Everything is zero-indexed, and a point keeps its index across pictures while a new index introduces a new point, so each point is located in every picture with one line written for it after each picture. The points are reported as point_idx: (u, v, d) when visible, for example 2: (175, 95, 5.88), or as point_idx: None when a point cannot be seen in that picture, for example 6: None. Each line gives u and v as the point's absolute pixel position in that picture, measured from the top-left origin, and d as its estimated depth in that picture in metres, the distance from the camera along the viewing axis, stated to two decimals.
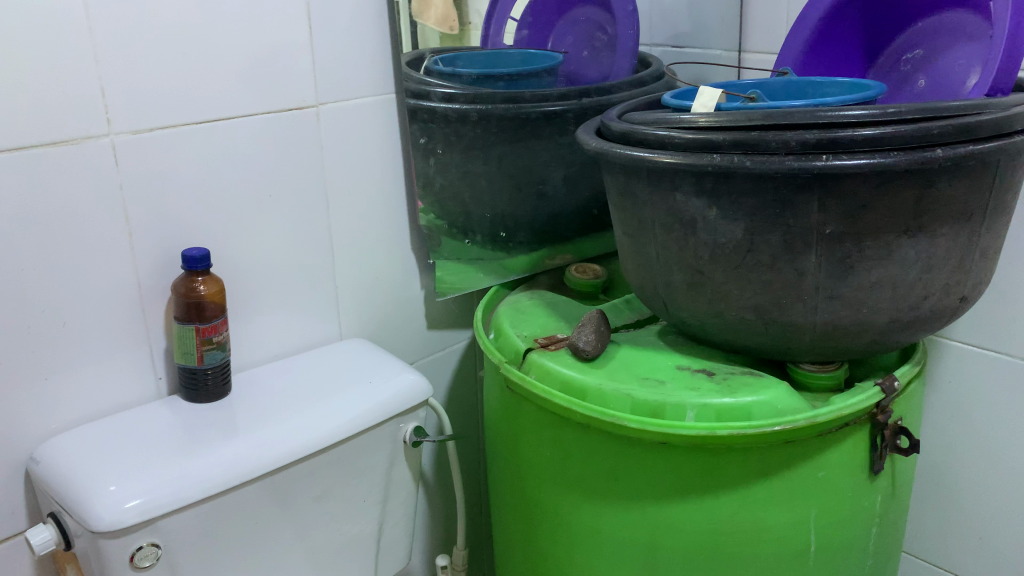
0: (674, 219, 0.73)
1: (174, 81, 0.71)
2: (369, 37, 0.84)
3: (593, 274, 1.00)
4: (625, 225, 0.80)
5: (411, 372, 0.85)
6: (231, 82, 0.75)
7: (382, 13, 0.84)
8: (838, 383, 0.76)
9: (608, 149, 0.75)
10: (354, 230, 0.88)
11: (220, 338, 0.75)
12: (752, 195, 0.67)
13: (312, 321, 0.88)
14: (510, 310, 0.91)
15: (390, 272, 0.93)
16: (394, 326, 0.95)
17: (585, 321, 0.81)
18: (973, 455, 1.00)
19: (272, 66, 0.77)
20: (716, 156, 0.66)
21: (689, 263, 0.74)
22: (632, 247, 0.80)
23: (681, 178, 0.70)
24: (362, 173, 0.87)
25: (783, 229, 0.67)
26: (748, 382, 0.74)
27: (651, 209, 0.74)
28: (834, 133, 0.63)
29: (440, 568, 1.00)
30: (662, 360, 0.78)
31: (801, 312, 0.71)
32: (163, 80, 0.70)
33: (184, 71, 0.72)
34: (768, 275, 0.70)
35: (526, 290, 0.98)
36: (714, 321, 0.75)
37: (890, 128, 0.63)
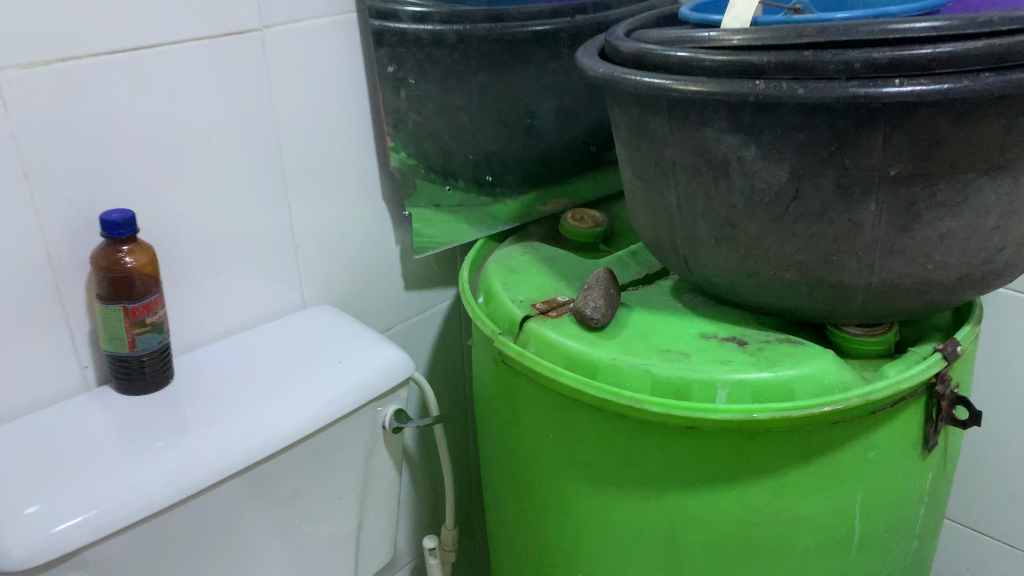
0: (701, 160, 0.60)
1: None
2: None
3: (592, 222, 0.87)
4: (637, 166, 0.67)
5: (389, 346, 0.73)
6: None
7: None
8: (888, 348, 0.66)
9: (620, 76, 0.61)
10: (314, 179, 0.75)
11: (154, 319, 0.62)
12: (801, 130, 0.54)
13: (270, 288, 0.75)
14: (501, 268, 0.79)
15: (359, 227, 0.80)
16: (367, 289, 0.83)
17: (592, 281, 0.69)
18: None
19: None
20: (760, 82, 0.53)
21: (719, 212, 0.62)
22: (646, 192, 0.68)
23: (712, 110, 0.57)
24: (320, 111, 0.73)
25: (839, 171, 0.55)
26: (788, 353, 0.62)
27: (673, 147, 0.62)
28: (910, 51, 0.50)
29: (429, 552, 0.90)
30: (684, 327, 0.67)
31: (854, 270, 0.59)
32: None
33: None
34: (816, 227, 0.58)
35: (517, 243, 0.85)
36: (746, 280, 0.64)
37: (982, 44, 0.49)
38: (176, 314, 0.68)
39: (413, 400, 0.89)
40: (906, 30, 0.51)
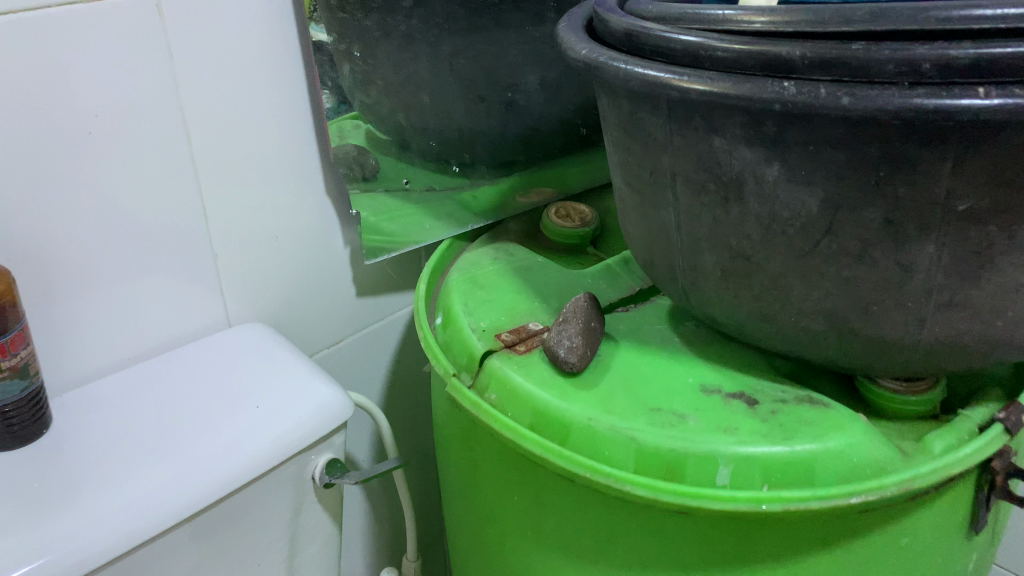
0: (708, 175, 0.47)
1: None
2: None
3: (579, 220, 0.74)
4: (628, 173, 0.54)
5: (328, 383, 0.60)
6: None
7: None
8: (933, 408, 0.53)
9: (608, 62, 0.47)
10: (238, 174, 0.62)
11: (14, 362, 0.50)
12: (842, 149, 0.41)
13: (186, 305, 0.62)
14: (466, 281, 0.66)
15: (296, 228, 0.67)
16: (309, 299, 0.70)
17: (568, 314, 0.56)
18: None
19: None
20: (789, 83, 0.39)
21: (728, 241, 0.48)
22: (639, 205, 0.54)
23: (724, 115, 0.43)
24: (242, 92, 0.59)
25: (889, 204, 0.41)
26: (808, 419, 0.50)
27: (673, 156, 0.48)
28: (1002, 48, 0.36)
29: None
30: (679, 376, 0.54)
31: (900, 323, 0.46)
32: None
33: None
34: (854, 269, 0.45)
35: (489, 245, 0.72)
36: (760, 323, 0.51)
37: None
38: (59, 342, 0.56)
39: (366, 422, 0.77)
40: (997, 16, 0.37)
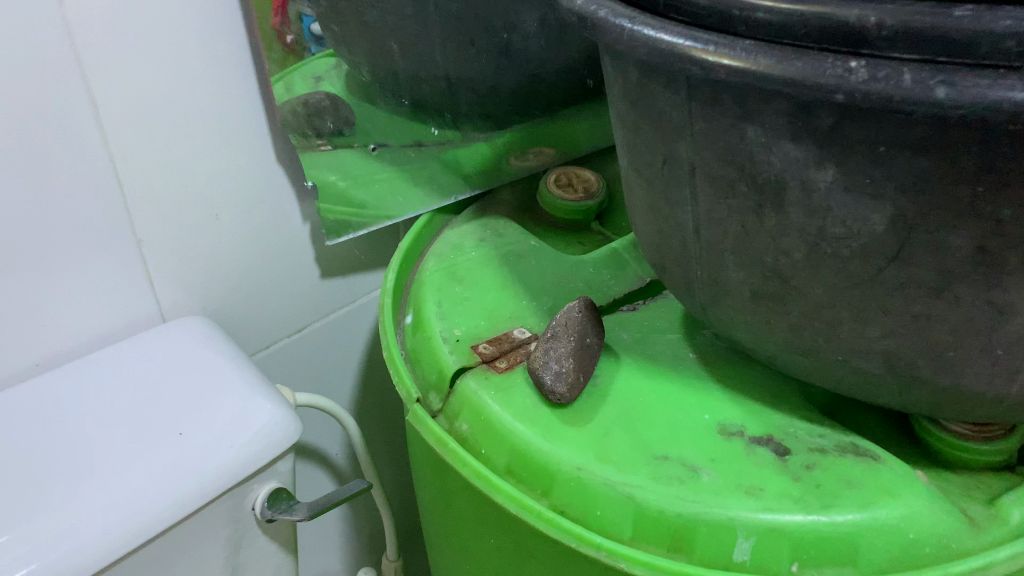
0: (738, 174, 0.36)
1: None
2: None
3: (581, 191, 0.63)
4: (635, 157, 0.42)
5: (273, 400, 0.51)
6: None
7: None
8: (1006, 459, 0.42)
9: (609, 19, 0.35)
10: (165, 144, 0.51)
11: None
12: (927, 153, 0.29)
13: (108, 299, 0.52)
14: (442, 272, 0.55)
15: (240, 204, 0.57)
16: (262, 283, 0.60)
17: (558, 328, 0.46)
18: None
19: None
20: (858, 63, 0.28)
21: (761, 257, 0.37)
22: (648, 198, 0.43)
23: (761, 99, 0.32)
24: (164, 47, 0.48)
25: (986, 229, 0.30)
26: (852, 478, 0.39)
27: (693, 146, 0.37)
28: None
29: None
30: (692, 410, 0.44)
31: (981, 373, 0.35)
32: None
33: None
34: (927, 305, 0.34)
35: (475, 222, 0.62)
36: (796, 356, 0.40)
37: None
38: None
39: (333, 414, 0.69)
40: None
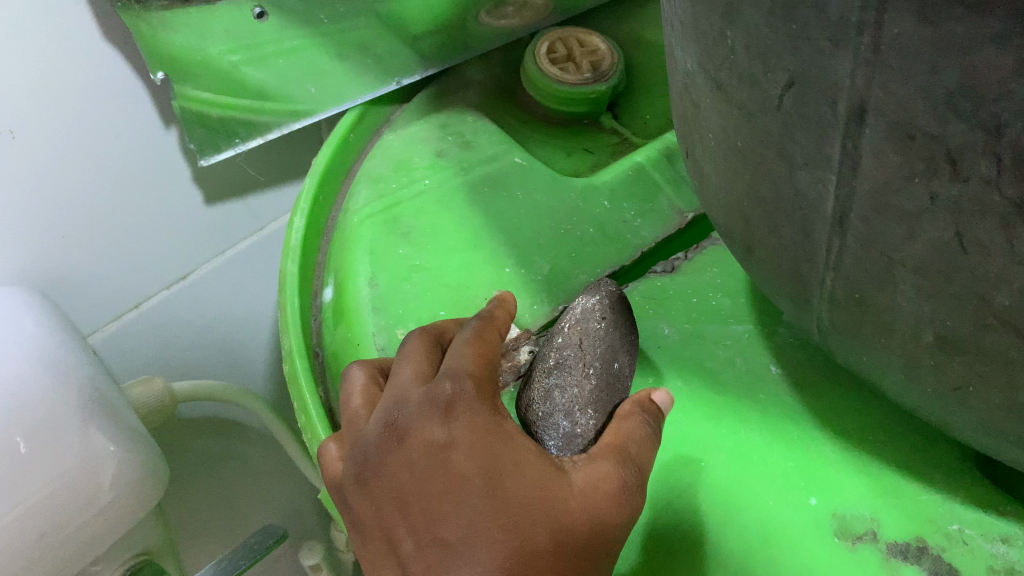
0: (984, 138, 0.16)
1: None
2: None
3: (585, 69, 0.43)
4: (716, 61, 0.22)
5: (111, 441, 0.35)
6: None
7: None
8: None
9: None
10: None
11: None
12: None
13: None
14: (379, 216, 0.36)
15: (56, 116, 0.37)
16: (116, 225, 0.43)
17: (569, 351, 0.28)
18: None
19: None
20: None
21: (983, 293, 0.19)
22: (735, 140, 0.23)
23: None
24: None
25: None
26: None
27: (872, 63, 0.17)
28: None
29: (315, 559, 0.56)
30: (789, 488, 0.27)
31: None
32: None
33: None
34: None
35: (430, 119, 0.41)
36: (998, 440, 0.23)
37: None
38: None
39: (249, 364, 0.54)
40: None
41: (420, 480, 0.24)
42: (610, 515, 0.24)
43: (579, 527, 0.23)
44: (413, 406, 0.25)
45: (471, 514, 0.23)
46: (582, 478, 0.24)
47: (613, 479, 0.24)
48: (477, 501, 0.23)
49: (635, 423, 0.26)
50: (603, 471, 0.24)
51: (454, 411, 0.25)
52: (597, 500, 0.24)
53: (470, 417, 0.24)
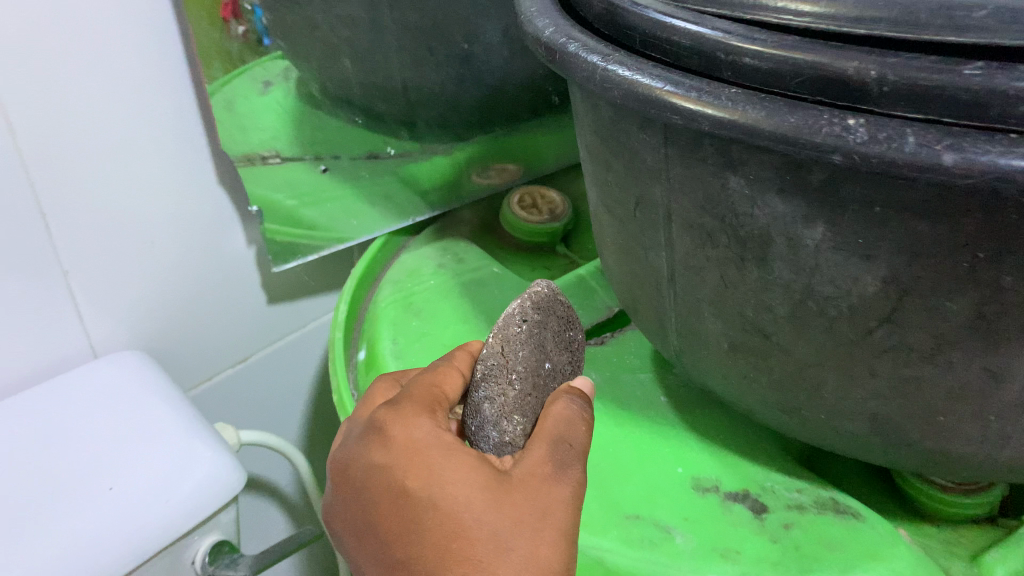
0: (719, 224, 0.33)
1: None
2: None
3: (546, 212, 0.60)
4: (604, 194, 0.40)
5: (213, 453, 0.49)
6: None
7: None
8: (989, 511, 0.40)
9: (581, 54, 0.32)
10: (91, 171, 0.48)
11: None
12: (924, 217, 0.27)
13: (42, 336, 0.49)
14: (396, 303, 0.52)
15: (182, 231, 0.54)
16: (202, 316, 0.58)
17: (496, 362, 0.39)
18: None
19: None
20: (857, 121, 0.25)
21: (741, 310, 0.35)
22: (619, 238, 0.40)
23: (747, 150, 0.29)
24: (84, 56, 0.45)
25: (985, 297, 0.28)
26: (832, 541, 0.37)
27: (669, 189, 0.34)
28: None
29: None
30: (666, 461, 0.42)
31: (973, 438, 0.33)
32: None
33: None
34: (919, 369, 0.31)
35: (435, 244, 0.58)
36: (777, 413, 0.38)
37: None
38: None
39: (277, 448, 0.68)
40: None
41: (401, 501, 0.34)
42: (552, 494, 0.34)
43: (531, 504, 0.33)
44: (384, 446, 0.35)
45: (450, 512, 0.33)
46: (521, 470, 0.34)
47: (546, 465, 0.35)
48: (452, 502, 0.33)
49: (559, 409, 0.37)
50: (538, 460, 0.35)
51: (416, 443, 0.35)
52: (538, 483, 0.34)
53: (427, 443, 0.35)
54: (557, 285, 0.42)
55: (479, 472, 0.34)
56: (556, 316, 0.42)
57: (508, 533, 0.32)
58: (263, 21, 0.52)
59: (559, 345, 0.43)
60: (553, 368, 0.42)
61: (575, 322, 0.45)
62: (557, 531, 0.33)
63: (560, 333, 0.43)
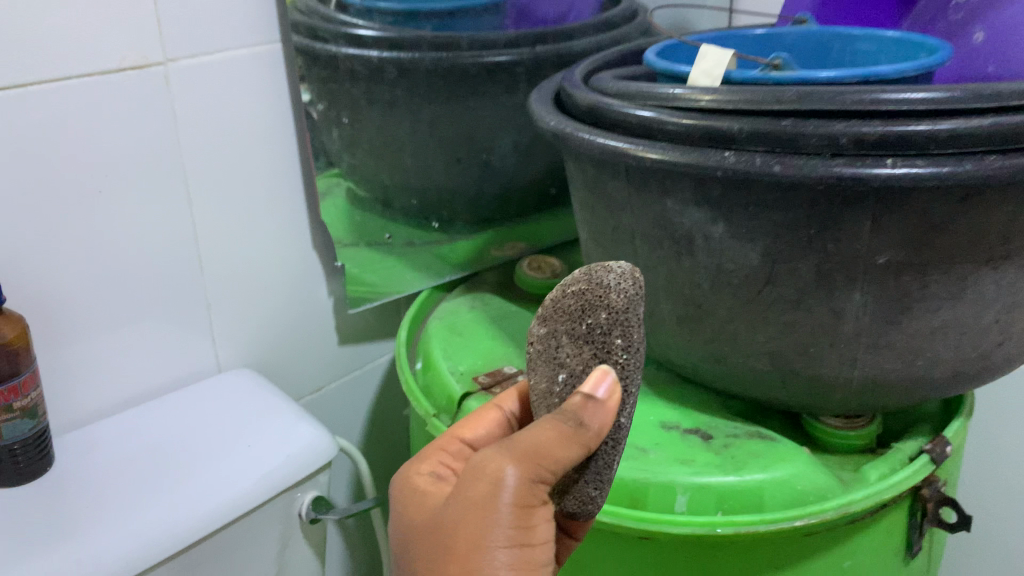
0: (663, 232, 0.53)
1: None
2: None
3: (550, 272, 0.80)
4: (592, 229, 0.60)
5: None
6: (53, 44, 0.53)
7: None
8: (870, 441, 0.58)
9: (573, 132, 0.53)
10: (232, 232, 0.67)
11: (24, 403, 0.52)
12: (777, 209, 0.47)
13: (185, 353, 0.67)
14: (444, 328, 0.71)
15: (286, 282, 0.72)
16: (293, 351, 0.75)
17: (534, 386, 0.44)
18: (982, 468, 0.84)
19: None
20: (730, 153, 0.46)
21: (682, 290, 0.54)
22: (603, 258, 0.60)
23: (675, 180, 0.49)
24: (241, 153, 0.65)
25: (820, 257, 0.47)
26: (756, 453, 0.55)
27: (632, 214, 0.54)
28: (870, 129, 0.43)
29: None
30: (643, 414, 0.59)
31: (834, 364, 0.52)
32: None
33: None
34: (793, 313, 0.50)
35: (467, 296, 0.78)
36: (714, 365, 0.57)
37: (954, 124, 0.42)
38: (82, 383, 0.61)
39: (346, 472, 0.77)
40: (882, 101, 0.44)
41: (402, 544, 0.43)
42: (482, 506, 0.38)
43: (465, 523, 0.39)
44: (396, 507, 0.45)
45: (422, 547, 0.41)
46: (459, 495, 0.39)
47: (475, 484, 0.38)
48: (423, 540, 0.41)
49: (539, 433, 0.38)
50: (472, 483, 0.39)
51: (410, 501, 0.44)
52: (469, 503, 0.38)
53: (415, 502, 0.44)
54: (574, 278, 0.42)
55: (437, 512, 0.41)
56: (567, 315, 0.42)
57: (447, 555, 0.39)
58: (319, 148, 0.69)
59: (579, 342, 0.41)
60: (570, 377, 0.41)
61: (603, 300, 0.40)
62: (481, 546, 0.38)
63: (574, 330, 0.41)
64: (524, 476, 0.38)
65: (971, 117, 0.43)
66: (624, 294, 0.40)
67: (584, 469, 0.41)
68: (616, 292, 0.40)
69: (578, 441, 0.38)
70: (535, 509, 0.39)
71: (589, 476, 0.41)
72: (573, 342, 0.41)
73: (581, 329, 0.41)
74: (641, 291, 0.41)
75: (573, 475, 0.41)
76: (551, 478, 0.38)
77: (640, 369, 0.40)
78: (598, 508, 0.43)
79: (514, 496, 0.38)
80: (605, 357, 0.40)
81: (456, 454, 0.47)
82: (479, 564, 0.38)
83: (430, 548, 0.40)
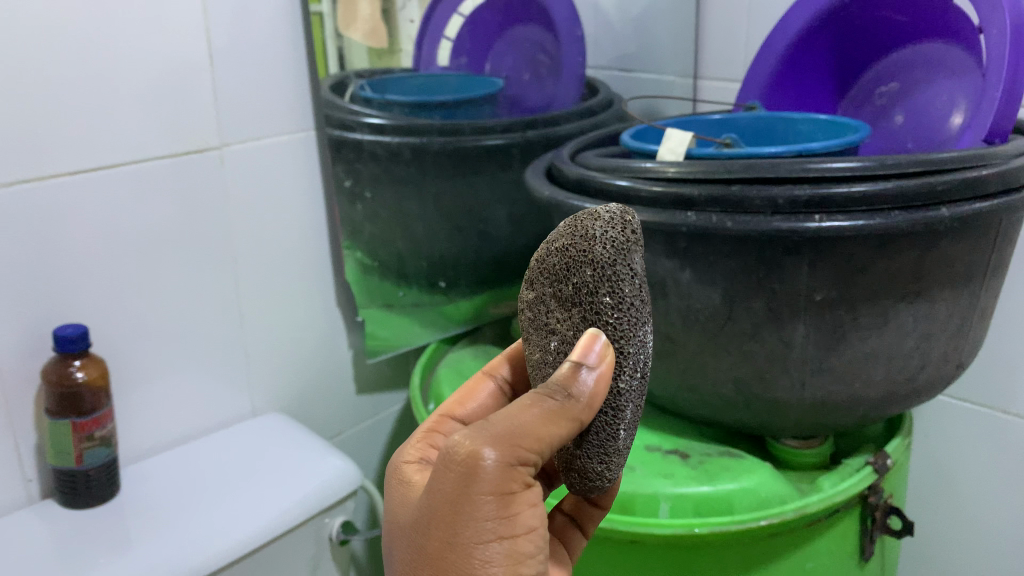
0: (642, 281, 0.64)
1: (72, 137, 0.61)
2: (288, 82, 0.74)
3: None
4: None
5: None
6: (137, 134, 0.64)
7: (301, 58, 0.74)
8: (823, 458, 0.68)
9: (563, 198, 0.65)
10: (269, 291, 0.77)
11: (103, 432, 0.63)
12: (731, 257, 0.58)
13: (226, 397, 0.76)
14: (452, 373, 0.81)
15: (313, 335, 0.82)
16: (317, 397, 0.85)
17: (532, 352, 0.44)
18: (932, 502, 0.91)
19: (151, 57, 0.64)
20: (692, 214, 0.57)
21: (658, 328, 0.65)
22: None
23: (649, 236, 0.60)
24: (280, 223, 0.76)
25: (769, 297, 0.58)
26: (726, 467, 0.65)
27: None
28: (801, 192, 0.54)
29: None
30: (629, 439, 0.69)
31: (787, 387, 0.62)
32: (63, 140, 0.60)
33: (93, 125, 0.62)
34: (750, 344, 0.61)
35: (470, 349, 0.88)
36: (687, 394, 0.67)
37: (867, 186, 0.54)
38: (141, 421, 0.70)
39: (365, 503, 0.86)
40: (811, 170, 0.56)
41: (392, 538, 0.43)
42: (460, 495, 0.37)
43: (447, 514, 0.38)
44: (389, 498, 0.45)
45: (409, 542, 0.40)
46: (438, 485, 0.38)
47: (452, 472, 0.37)
48: (410, 533, 0.41)
49: (523, 413, 0.37)
50: (448, 469, 0.37)
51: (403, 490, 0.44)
52: (449, 492, 0.37)
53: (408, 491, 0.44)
54: (553, 237, 0.42)
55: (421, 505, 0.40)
56: (553, 278, 0.42)
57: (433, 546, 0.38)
58: (343, 218, 0.80)
59: (567, 305, 0.41)
60: (563, 340, 0.41)
61: (586, 256, 0.39)
62: (463, 537, 0.37)
63: (560, 293, 0.41)
64: (502, 461, 0.36)
65: (880, 181, 0.55)
66: (610, 246, 0.39)
67: (585, 443, 0.41)
68: (602, 244, 0.39)
69: (564, 414, 0.37)
70: (518, 494, 0.37)
71: (591, 450, 0.41)
72: (561, 305, 0.41)
73: (568, 291, 0.41)
74: (631, 240, 0.40)
75: (575, 450, 0.41)
76: (533, 460, 0.37)
77: (637, 328, 0.39)
78: (611, 481, 0.42)
79: (492, 483, 0.36)
80: (594, 318, 0.40)
81: (452, 430, 0.49)
82: (467, 554, 0.37)
83: (414, 541, 0.40)
